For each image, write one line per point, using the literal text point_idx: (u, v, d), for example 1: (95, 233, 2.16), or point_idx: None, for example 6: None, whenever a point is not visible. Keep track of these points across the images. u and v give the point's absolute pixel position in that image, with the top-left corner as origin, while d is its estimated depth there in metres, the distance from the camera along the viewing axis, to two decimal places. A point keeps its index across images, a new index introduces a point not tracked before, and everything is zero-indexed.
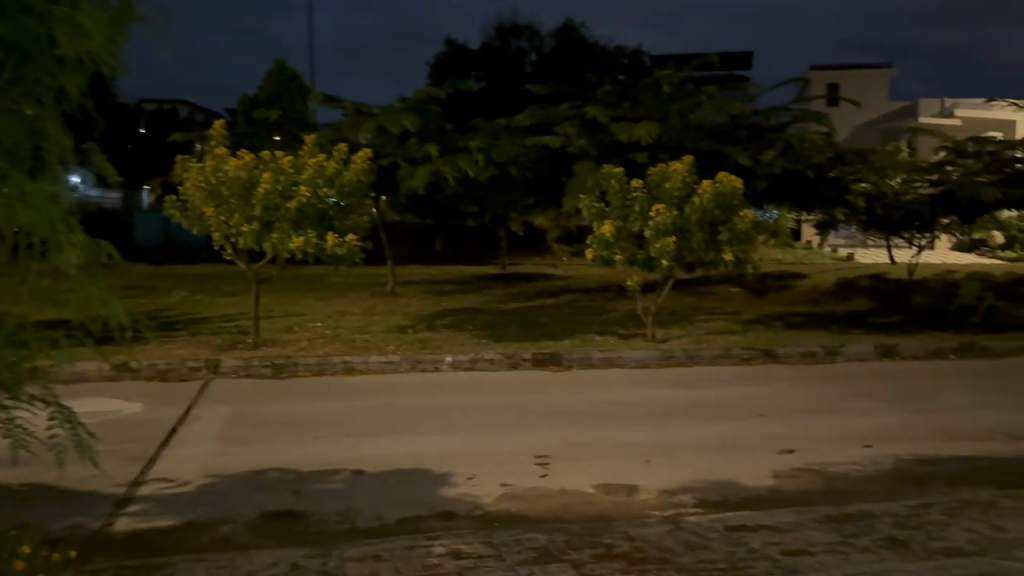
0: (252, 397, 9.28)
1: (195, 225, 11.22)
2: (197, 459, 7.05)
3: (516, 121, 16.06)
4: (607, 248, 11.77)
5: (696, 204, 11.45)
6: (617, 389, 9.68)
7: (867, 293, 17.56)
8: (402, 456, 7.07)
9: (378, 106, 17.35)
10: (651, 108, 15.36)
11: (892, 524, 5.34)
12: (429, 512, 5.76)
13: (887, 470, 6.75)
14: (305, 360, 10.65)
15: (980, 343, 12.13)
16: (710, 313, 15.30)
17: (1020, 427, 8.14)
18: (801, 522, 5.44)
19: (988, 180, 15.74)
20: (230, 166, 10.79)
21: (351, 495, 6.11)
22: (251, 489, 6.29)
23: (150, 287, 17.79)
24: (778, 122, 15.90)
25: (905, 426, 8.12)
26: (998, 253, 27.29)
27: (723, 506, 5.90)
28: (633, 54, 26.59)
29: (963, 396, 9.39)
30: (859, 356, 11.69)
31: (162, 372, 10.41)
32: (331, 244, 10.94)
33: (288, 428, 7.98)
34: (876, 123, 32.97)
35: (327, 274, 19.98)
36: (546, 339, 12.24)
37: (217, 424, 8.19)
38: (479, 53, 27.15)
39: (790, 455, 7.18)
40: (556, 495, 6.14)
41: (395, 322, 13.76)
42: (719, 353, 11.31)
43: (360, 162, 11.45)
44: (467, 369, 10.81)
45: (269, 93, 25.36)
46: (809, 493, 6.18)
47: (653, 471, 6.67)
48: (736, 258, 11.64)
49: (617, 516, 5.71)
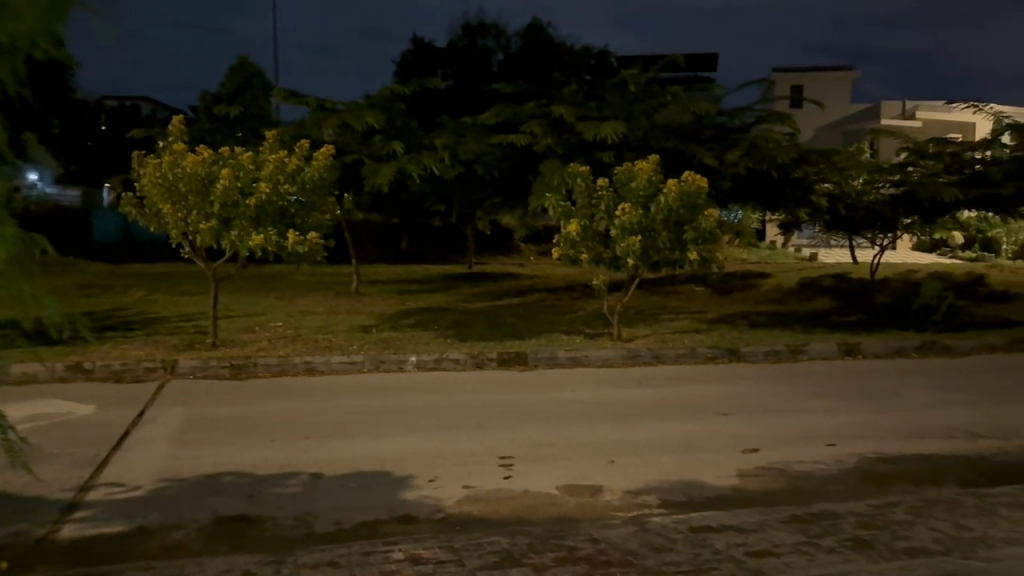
0: (209, 399, 9.05)
1: (152, 222, 10.95)
2: (150, 462, 6.84)
3: (483, 120, 15.92)
4: (573, 247, 11.72)
5: (662, 203, 11.41)
6: (582, 389, 9.61)
7: (830, 292, 17.73)
8: (362, 458, 6.93)
9: (342, 103, 17.12)
10: (617, 108, 15.34)
11: (856, 524, 5.31)
12: (389, 516, 5.62)
13: (850, 469, 6.75)
14: (265, 361, 10.43)
15: (941, 342, 12.26)
16: (676, 313, 15.30)
17: (980, 425, 8.22)
18: (765, 522, 5.39)
19: (948, 181, 16.04)
20: (187, 162, 10.50)
21: (309, 499, 5.95)
22: (205, 493, 6.10)
23: (106, 286, 17.39)
24: (742, 123, 15.96)
25: (868, 425, 8.14)
26: (957, 253, 27.76)
27: (687, 507, 5.84)
28: (600, 54, 26.63)
29: (924, 395, 9.47)
30: (823, 355, 11.76)
31: (116, 373, 10.12)
32: (292, 242, 10.73)
33: (245, 430, 7.78)
34: (839, 125, 33.37)
35: (290, 273, 19.71)
36: (511, 339, 12.14)
37: (173, 426, 7.97)
38: (445, 51, 26.97)
39: (755, 454, 7.16)
40: (519, 497, 6.04)
41: (360, 322, 13.56)
42: (684, 352, 11.30)
43: (322, 159, 11.19)
44: (432, 369, 10.68)
45: (231, 89, 24.92)
46: (772, 493, 6.14)
47: (618, 471, 6.60)
48: (701, 258, 11.61)
49: (580, 517, 5.62)
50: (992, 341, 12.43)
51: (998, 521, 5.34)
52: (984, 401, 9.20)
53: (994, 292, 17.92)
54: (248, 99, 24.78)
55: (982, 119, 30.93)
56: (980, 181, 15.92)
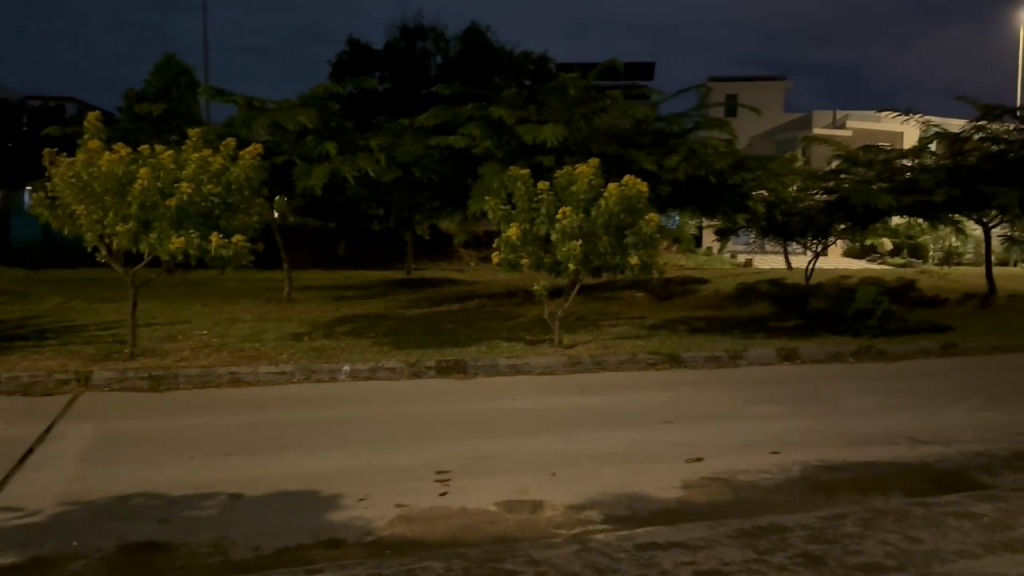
0: (125, 413, 8.46)
1: (65, 224, 10.35)
2: (52, 483, 6.28)
3: (420, 121, 15.40)
4: (513, 252, 11.45)
5: (602, 207, 11.17)
6: (524, 397, 9.32)
7: (767, 298, 17.84)
8: (287, 476, 6.47)
9: (273, 102, 16.48)
10: (556, 111, 15.09)
11: (806, 539, 5.11)
12: (313, 540, 5.21)
13: (795, 478, 6.58)
14: (187, 371, 9.85)
15: (876, 346, 12.36)
16: (616, 318, 15.17)
17: (921, 430, 8.18)
18: (712, 538, 5.16)
19: (881, 187, 16.37)
20: (103, 161, 9.92)
21: (226, 523, 5.49)
22: (110, 518, 5.58)
23: (21, 292, 16.45)
24: (681, 128, 15.64)
25: (810, 432, 8.03)
26: (887, 259, 28.41)
27: (631, 522, 5.56)
28: (539, 59, 26.34)
29: (864, 400, 9.44)
30: (762, 360, 11.70)
31: (24, 386, 9.44)
32: (215, 245, 10.15)
33: (162, 446, 7.25)
34: (772, 134, 34.00)
35: (219, 279, 18.96)
36: (450, 346, 11.76)
37: (82, 443, 7.39)
38: (382, 53, 26.41)
39: (699, 463, 6.95)
40: (455, 515, 5.68)
41: (291, 329, 13.00)
42: (626, 358, 11.08)
43: (249, 158, 10.59)
44: (367, 378, 10.23)
45: (156, 88, 24.00)
46: (718, 505, 5.91)
47: (559, 484, 6.31)
48: (642, 264, 11.41)
49: (521, 536, 5.29)
50: (925, 346, 12.57)
51: (948, 533, 5.21)
52: (921, 405, 9.22)
53: (925, 297, 18.27)
54: (175, 98, 23.88)
55: (909, 128, 31.77)
56: (911, 188, 16.14)
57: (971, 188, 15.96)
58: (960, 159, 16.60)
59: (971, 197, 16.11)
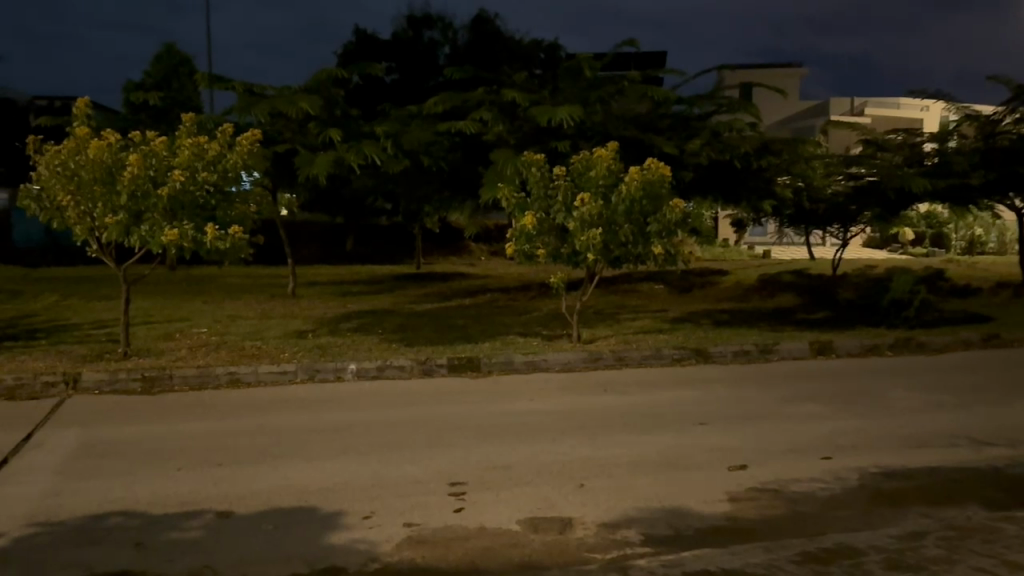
0: (114, 418, 7.81)
1: (53, 216, 9.69)
2: (23, 500, 5.60)
3: (428, 106, 14.59)
4: (529, 242, 10.69)
5: (623, 193, 10.41)
6: (542, 397, 8.60)
7: (792, 289, 17.07)
8: (283, 490, 5.78)
9: (273, 88, 15.77)
10: (571, 94, 14.22)
11: (884, 565, 4.44)
12: (309, 570, 4.51)
13: (855, 488, 5.84)
14: (182, 372, 9.18)
15: (915, 339, 11.56)
16: (637, 312, 14.36)
17: (983, 431, 7.39)
18: (774, 564, 4.47)
19: (915, 171, 15.42)
20: (90, 148, 9.22)
21: (211, 548, 4.80)
22: (79, 543, 4.89)
23: (15, 291, 15.83)
24: (702, 111, 14.96)
25: (859, 434, 7.26)
26: (909, 249, 27.49)
27: (676, 542, 4.85)
28: (549, 47, 25.40)
29: (911, 396, 8.69)
30: (795, 355, 10.95)
31: (9, 390, 8.79)
32: (210, 238, 9.44)
33: (148, 456, 6.60)
34: (790, 121, 33.30)
35: (222, 275, 18.35)
36: (461, 343, 11.05)
37: (62, 452, 6.73)
38: (389, 42, 25.69)
39: (743, 471, 6.21)
40: (472, 537, 4.96)
41: (294, 326, 12.35)
42: (649, 354, 10.34)
43: (246, 144, 9.81)
44: (374, 378, 9.54)
45: (156, 78, 23.44)
46: (772, 520, 5.19)
47: (590, 497, 5.59)
48: (666, 253, 10.67)
49: (550, 563, 4.58)
50: (965, 338, 11.79)
51: None
52: (976, 402, 8.45)
53: (957, 286, 17.47)
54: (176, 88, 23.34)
55: (930, 112, 30.92)
56: (944, 171, 15.22)
57: (1008, 171, 15.19)
58: (992, 143, 15.56)
59: (1005, 180, 15.28)
